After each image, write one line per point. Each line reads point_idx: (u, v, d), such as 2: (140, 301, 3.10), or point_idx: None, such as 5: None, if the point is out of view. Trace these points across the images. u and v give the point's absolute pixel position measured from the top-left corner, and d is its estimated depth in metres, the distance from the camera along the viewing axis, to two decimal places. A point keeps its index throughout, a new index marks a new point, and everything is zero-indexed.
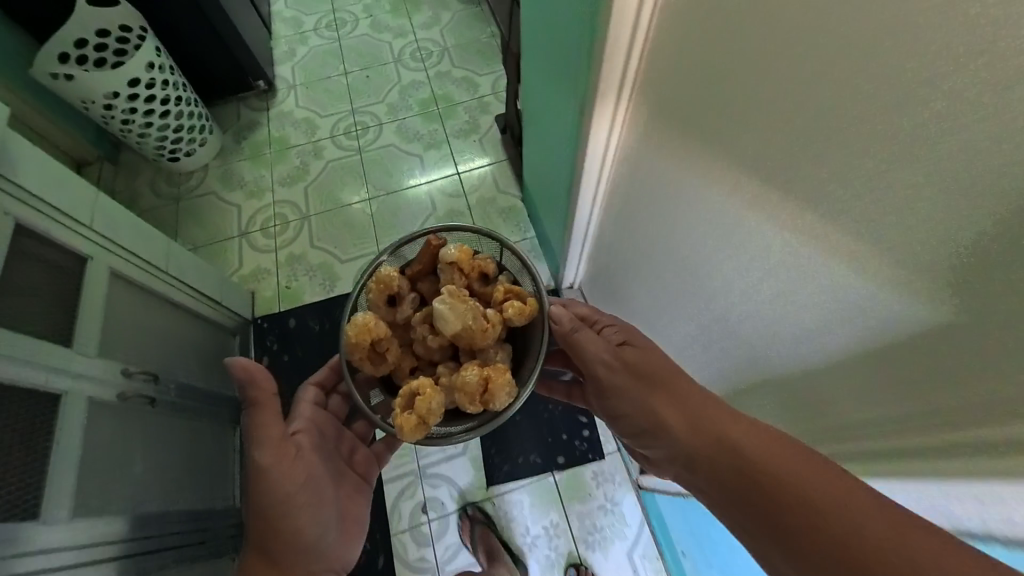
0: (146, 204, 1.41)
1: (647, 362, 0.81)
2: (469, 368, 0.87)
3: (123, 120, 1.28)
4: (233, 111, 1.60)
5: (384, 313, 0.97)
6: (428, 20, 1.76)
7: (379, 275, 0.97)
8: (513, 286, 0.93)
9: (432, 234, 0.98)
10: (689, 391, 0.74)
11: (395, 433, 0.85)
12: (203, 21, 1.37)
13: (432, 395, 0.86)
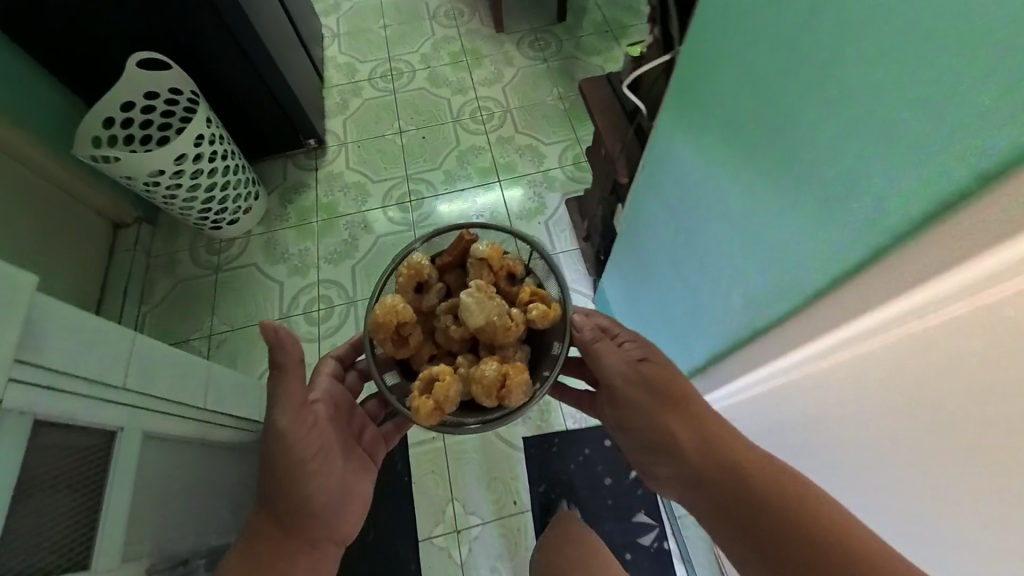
0: (185, 271, 1.30)
1: (664, 376, 0.75)
2: (487, 363, 0.81)
3: (169, 192, 1.16)
4: (279, 168, 1.47)
5: (411, 299, 0.89)
6: (489, 76, 1.65)
7: (410, 259, 0.88)
8: (540, 289, 0.85)
9: (469, 225, 0.89)
10: (698, 409, 0.71)
11: (409, 416, 0.79)
12: (257, 80, 1.25)
13: (450, 383, 0.79)
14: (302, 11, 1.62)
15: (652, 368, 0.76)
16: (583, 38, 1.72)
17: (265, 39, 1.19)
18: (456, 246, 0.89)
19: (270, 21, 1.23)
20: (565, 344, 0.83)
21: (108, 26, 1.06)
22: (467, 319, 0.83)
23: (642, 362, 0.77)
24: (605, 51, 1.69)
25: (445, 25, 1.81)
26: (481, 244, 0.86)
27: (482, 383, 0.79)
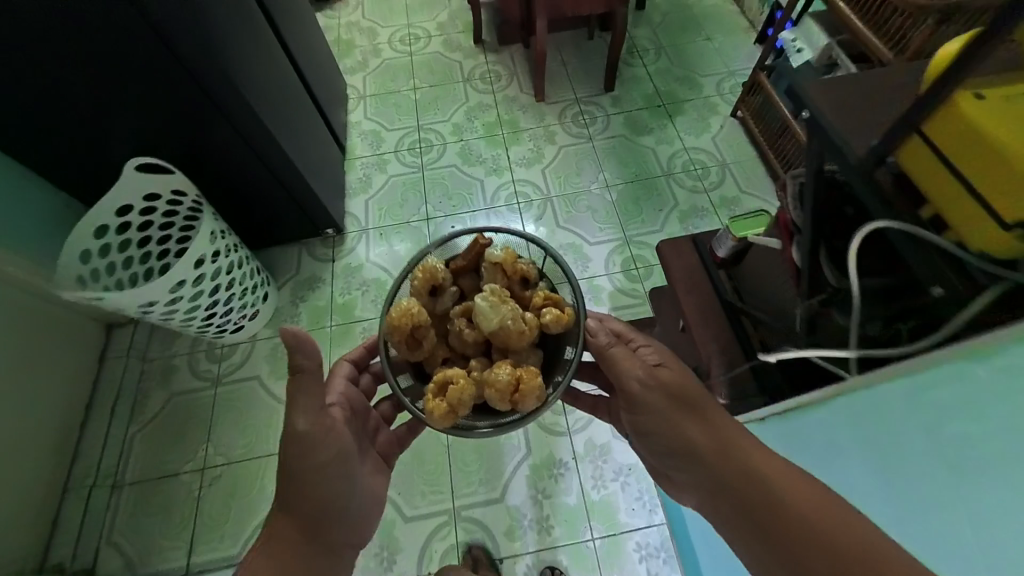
0: (180, 383, 1.15)
1: (685, 382, 0.68)
2: (501, 367, 0.76)
3: (168, 310, 0.98)
4: (293, 259, 1.33)
5: (425, 303, 0.84)
6: (527, 154, 1.50)
7: (424, 263, 0.83)
8: (554, 292, 0.79)
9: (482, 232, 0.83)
10: (720, 421, 0.64)
11: (422, 418, 0.74)
12: (267, 169, 1.11)
13: (464, 386, 0.75)
14: (326, 77, 1.49)
15: (667, 372, 0.69)
16: (632, 113, 1.56)
17: (274, 121, 1.05)
18: (470, 254, 0.85)
19: (281, 100, 1.11)
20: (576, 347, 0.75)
21: (102, 126, 0.93)
22: (481, 323, 0.79)
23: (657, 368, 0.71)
24: (657, 129, 1.52)
25: (481, 91, 1.66)
26: (492, 252, 0.82)
27: (496, 388, 0.75)
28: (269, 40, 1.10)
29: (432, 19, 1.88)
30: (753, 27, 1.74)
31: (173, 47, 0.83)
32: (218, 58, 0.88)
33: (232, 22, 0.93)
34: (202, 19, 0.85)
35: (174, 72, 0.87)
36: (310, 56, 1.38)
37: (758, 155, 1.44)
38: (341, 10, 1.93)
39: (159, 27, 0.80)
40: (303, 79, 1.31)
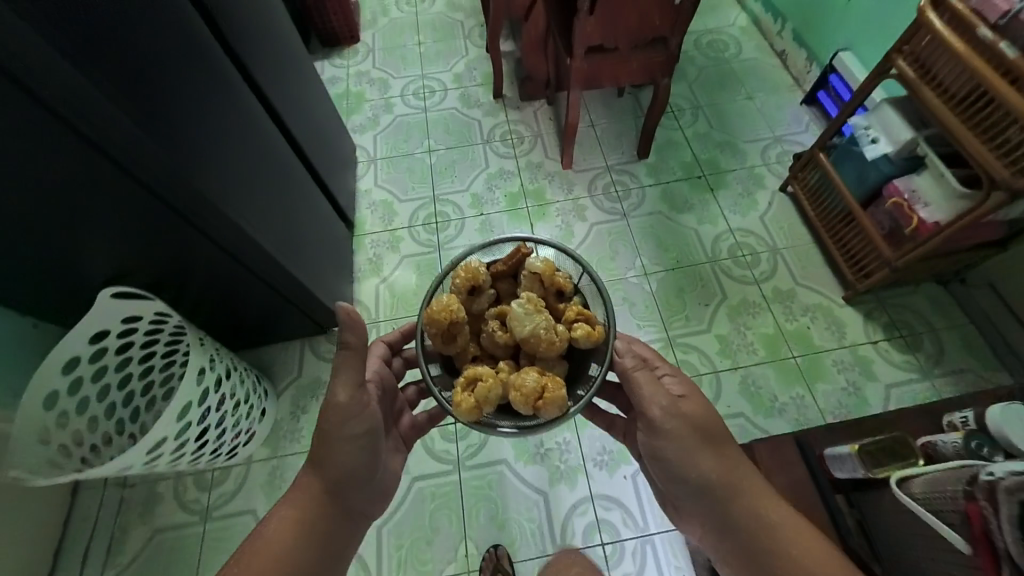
0: (164, 516, 1.01)
1: (701, 412, 0.79)
2: (529, 374, 0.85)
3: (147, 467, 0.82)
4: (295, 359, 1.18)
5: (463, 300, 0.93)
6: (555, 231, 1.36)
7: (468, 265, 0.92)
8: (586, 310, 0.89)
9: (530, 244, 0.92)
10: (739, 464, 0.76)
11: (449, 410, 0.84)
12: (265, 281, 0.96)
13: (490, 386, 0.85)
14: (335, 146, 1.35)
15: (692, 404, 0.80)
16: (668, 185, 1.42)
17: (269, 229, 0.91)
18: (512, 261, 0.93)
19: (279, 200, 0.96)
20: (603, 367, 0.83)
21: (67, 263, 0.77)
22: (514, 328, 0.89)
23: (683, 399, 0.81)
24: (697, 206, 1.37)
25: (502, 155, 1.52)
26: (535, 262, 0.91)
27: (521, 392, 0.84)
28: (268, 132, 0.95)
29: (448, 71, 1.74)
30: (800, 85, 1.60)
31: (144, 178, 0.69)
32: (196, 179, 0.73)
33: (217, 128, 0.79)
34: (178, 138, 0.71)
35: (144, 201, 0.72)
36: (318, 130, 1.23)
37: (815, 241, 1.28)
38: (349, 58, 1.79)
39: (122, 161, 0.65)
40: (310, 162, 1.16)
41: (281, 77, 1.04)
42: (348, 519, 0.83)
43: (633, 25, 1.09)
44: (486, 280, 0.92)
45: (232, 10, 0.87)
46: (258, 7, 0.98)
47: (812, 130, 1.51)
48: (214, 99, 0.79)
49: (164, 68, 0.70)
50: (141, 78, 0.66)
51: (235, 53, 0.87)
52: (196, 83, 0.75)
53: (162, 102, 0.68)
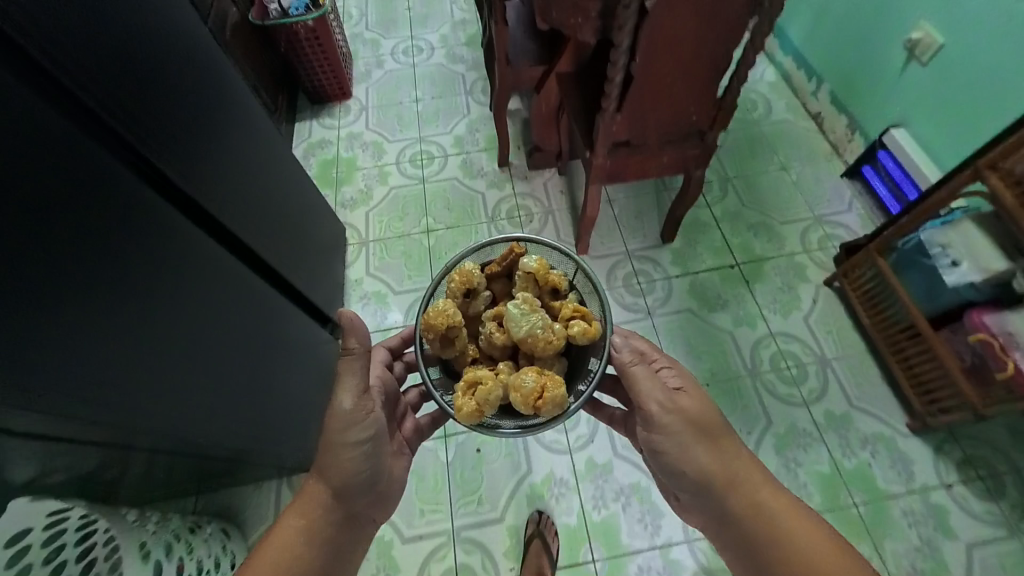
0: None
1: (698, 409, 0.80)
2: (526, 374, 0.82)
3: None
4: (271, 504, 1.03)
5: (459, 304, 0.90)
6: None
7: (462, 267, 0.89)
8: (582, 305, 0.86)
9: (524, 243, 0.88)
10: (732, 455, 0.79)
11: (452, 414, 0.80)
12: (220, 448, 0.78)
13: (490, 387, 0.81)
14: (315, 239, 1.17)
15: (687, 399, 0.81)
16: (697, 276, 1.26)
17: (216, 397, 0.74)
18: (506, 262, 0.90)
19: (238, 353, 0.78)
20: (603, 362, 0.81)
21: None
22: (512, 328, 0.86)
23: (677, 393, 0.82)
24: (732, 302, 1.21)
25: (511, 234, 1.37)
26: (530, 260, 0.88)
27: (522, 393, 0.81)
28: (227, 269, 0.77)
29: (448, 132, 1.59)
30: (839, 153, 1.44)
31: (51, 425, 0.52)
32: (110, 391, 0.56)
33: (148, 307, 0.61)
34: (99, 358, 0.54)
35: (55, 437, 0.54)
36: (293, 227, 1.05)
37: (871, 352, 1.13)
38: (341, 118, 1.62)
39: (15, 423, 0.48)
40: (286, 275, 0.97)
41: (245, 187, 0.86)
42: (356, 521, 0.81)
43: (664, 121, 0.92)
44: (480, 284, 0.88)
45: (176, 131, 0.69)
46: (214, 112, 0.79)
47: (856, 208, 1.34)
48: (145, 268, 0.61)
49: (75, 263, 0.52)
50: (36, 302, 0.48)
51: (178, 187, 0.68)
52: (122, 260, 0.57)
53: (70, 317, 0.51)
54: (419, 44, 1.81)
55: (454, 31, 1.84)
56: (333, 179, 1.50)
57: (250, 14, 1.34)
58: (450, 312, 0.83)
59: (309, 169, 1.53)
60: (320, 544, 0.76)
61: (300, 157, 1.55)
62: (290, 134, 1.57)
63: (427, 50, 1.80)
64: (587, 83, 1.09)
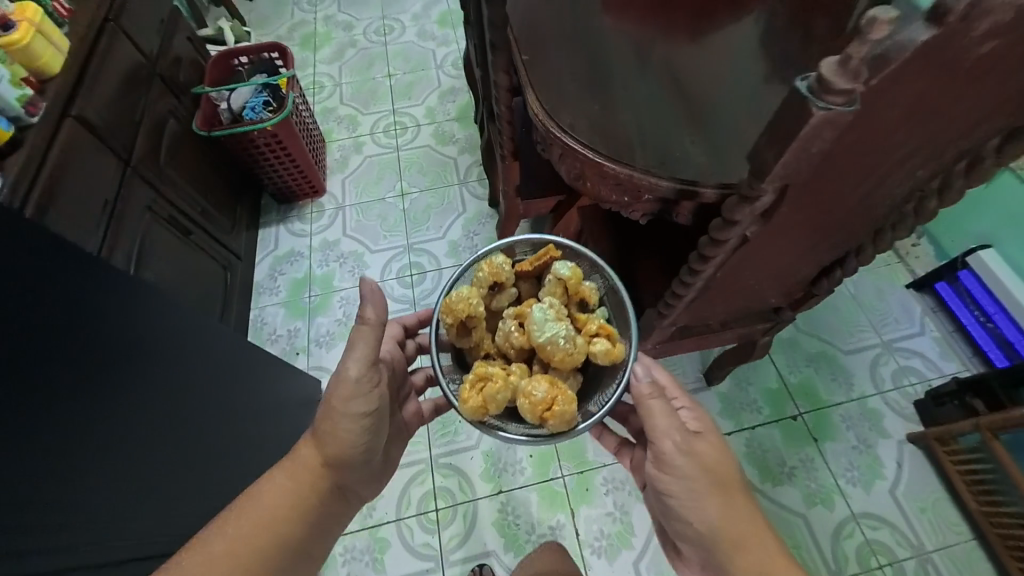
0: None
1: (718, 455, 0.66)
2: (539, 381, 0.69)
3: None
4: None
5: (483, 297, 0.77)
6: (606, 524, 0.95)
7: (492, 257, 0.76)
8: (608, 324, 0.72)
9: (558, 244, 0.75)
10: (747, 516, 0.63)
11: (455, 406, 0.68)
12: None
13: (501, 387, 0.68)
14: (280, 418, 0.91)
15: (706, 446, 0.66)
16: (752, 432, 1.04)
17: None
18: (539, 259, 0.76)
19: None
20: (619, 387, 0.69)
21: None
22: (532, 333, 0.73)
23: (697, 440, 0.66)
24: (799, 471, 1.00)
25: None
26: (560, 266, 0.74)
27: (530, 401, 0.67)
28: (169, 432, 0.61)
29: (441, 237, 1.35)
30: (900, 257, 1.21)
31: None
32: None
33: None
34: None
35: None
36: (231, 454, 0.76)
37: (976, 533, 0.93)
38: (314, 222, 1.35)
39: None
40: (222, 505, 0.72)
41: (152, 458, 0.60)
42: (341, 496, 0.68)
43: (737, 307, 0.70)
44: (507, 282, 0.75)
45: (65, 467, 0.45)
46: (112, 373, 0.54)
47: (929, 329, 1.14)
48: None
49: None
50: None
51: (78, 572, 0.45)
52: None
53: None
54: (403, 121, 1.57)
55: (442, 103, 1.61)
56: (307, 306, 1.21)
57: (193, 123, 1.08)
58: (469, 305, 0.71)
59: (275, 292, 1.23)
60: (297, 529, 0.62)
61: (265, 278, 1.25)
62: (253, 247, 1.28)
63: (412, 128, 1.56)
64: (617, 221, 0.86)
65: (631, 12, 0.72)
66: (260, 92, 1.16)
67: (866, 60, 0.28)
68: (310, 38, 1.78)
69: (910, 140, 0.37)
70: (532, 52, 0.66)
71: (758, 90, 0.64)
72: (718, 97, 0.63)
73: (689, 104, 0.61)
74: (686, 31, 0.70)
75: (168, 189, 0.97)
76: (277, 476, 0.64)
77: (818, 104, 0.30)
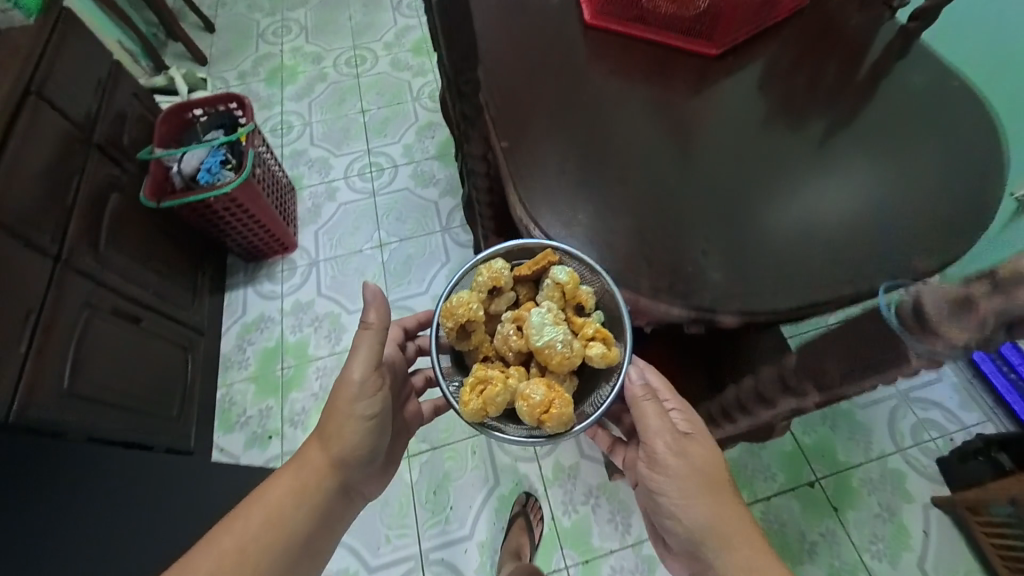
0: None
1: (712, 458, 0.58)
2: (539, 391, 0.53)
3: None
4: None
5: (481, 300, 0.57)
6: None
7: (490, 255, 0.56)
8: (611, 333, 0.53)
9: (557, 243, 0.53)
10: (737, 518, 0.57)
11: (450, 407, 0.54)
12: None
13: (496, 399, 0.54)
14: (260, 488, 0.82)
15: (699, 449, 0.58)
16: (768, 504, 0.97)
17: None
18: (535, 264, 0.54)
19: None
20: (611, 394, 0.52)
21: None
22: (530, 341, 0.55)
23: (688, 441, 0.58)
24: (822, 547, 0.93)
25: (519, 456, 1.04)
26: (558, 266, 0.54)
27: (524, 403, 0.53)
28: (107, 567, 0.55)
29: (425, 291, 1.25)
30: None
31: None
32: None
33: None
34: None
35: None
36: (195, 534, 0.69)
37: None
38: (284, 281, 1.24)
39: None
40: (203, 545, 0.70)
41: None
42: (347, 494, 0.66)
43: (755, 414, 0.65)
44: (509, 283, 0.56)
45: None
46: None
47: (949, 377, 1.07)
48: None
49: None
50: None
51: None
52: None
53: None
54: (379, 162, 1.46)
55: (420, 139, 1.50)
56: (279, 381, 1.11)
57: (140, 192, 0.97)
58: (469, 305, 0.54)
59: (244, 366, 1.13)
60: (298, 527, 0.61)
61: (233, 349, 1.15)
62: (218, 316, 1.18)
63: (389, 169, 1.45)
64: None
65: (623, 84, 0.64)
66: (216, 151, 1.06)
67: (991, 311, 0.32)
68: (276, 72, 1.66)
69: (984, 345, 0.35)
70: (513, 138, 0.60)
71: (775, 177, 0.56)
72: (728, 184, 0.55)
73: (694, 194, 0.54)
74: (684, 104, 0.63)
75: (111, 277, 0.86)
76: (284, 474, 0.63)
77: (919, 337, 0.37)
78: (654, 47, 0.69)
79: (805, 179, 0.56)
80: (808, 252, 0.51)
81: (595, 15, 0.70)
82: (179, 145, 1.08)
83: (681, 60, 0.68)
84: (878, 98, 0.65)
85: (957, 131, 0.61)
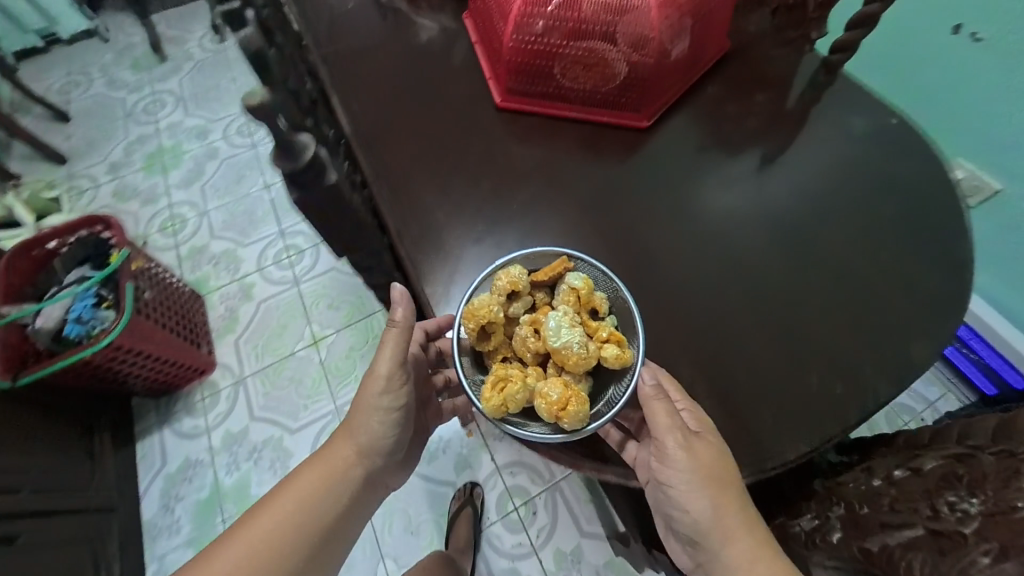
0: None
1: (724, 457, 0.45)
2: (556, 384, 0.46)
3: None
4: None
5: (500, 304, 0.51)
6: None
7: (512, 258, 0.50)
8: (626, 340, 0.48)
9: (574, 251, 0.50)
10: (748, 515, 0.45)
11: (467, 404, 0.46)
12: None
13: (515, 389, 0.45)
14: None
15: (710, 449, 0.44)
16: None
17: None
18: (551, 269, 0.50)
19: None
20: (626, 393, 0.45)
21: None
22: (545, 343, 0.48)
23: (694, 437, 0.45)
24: None
25: (516, 556, 1.00)
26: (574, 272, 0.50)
27: (541, 401, 0.45)
28: None
29: None
30: None
31: None
32: None
33: None
34: None
35: None
36: None
37: None
38: (208, 411, 1.07)
39: None
40: None
41: None
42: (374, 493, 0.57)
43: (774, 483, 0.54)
44: (528, 285, 0.50)
45: None
46: None
47: None
48: None
49: None
50: None
51: None
52: None
53: None
54: (296, 243, 1.27)
55: None
56: None
57: None
58: (491, 307, 0.47)
59: (176, 529, 0.95)
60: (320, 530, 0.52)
61: (157, 512, 0.97)
62: (132, 474, 0.99)
63: (309, 251, 1.27)
64: None
65: (550, 181, 0.60)
66: (85, 293, 0.88)
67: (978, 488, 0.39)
68: (155, 157, 1.42)
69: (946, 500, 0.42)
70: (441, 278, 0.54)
71: (719, 280, 0.53)
72: (680, 298, 0.53)
73: (647, 320, 0.52)
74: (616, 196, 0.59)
75: None
76: (305, 468, 0.54)
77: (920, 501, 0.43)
78: (578, 128, 0.63)
79: (760, 275, 0.54)
80: (776, 362, 0.49)
81: (505, 96, 0.64)
82: (36, 290, 0.89)
83: (607, 137, 0.62)
84: (816, 149, 0.61)
85: (900, 179, 0.58)
